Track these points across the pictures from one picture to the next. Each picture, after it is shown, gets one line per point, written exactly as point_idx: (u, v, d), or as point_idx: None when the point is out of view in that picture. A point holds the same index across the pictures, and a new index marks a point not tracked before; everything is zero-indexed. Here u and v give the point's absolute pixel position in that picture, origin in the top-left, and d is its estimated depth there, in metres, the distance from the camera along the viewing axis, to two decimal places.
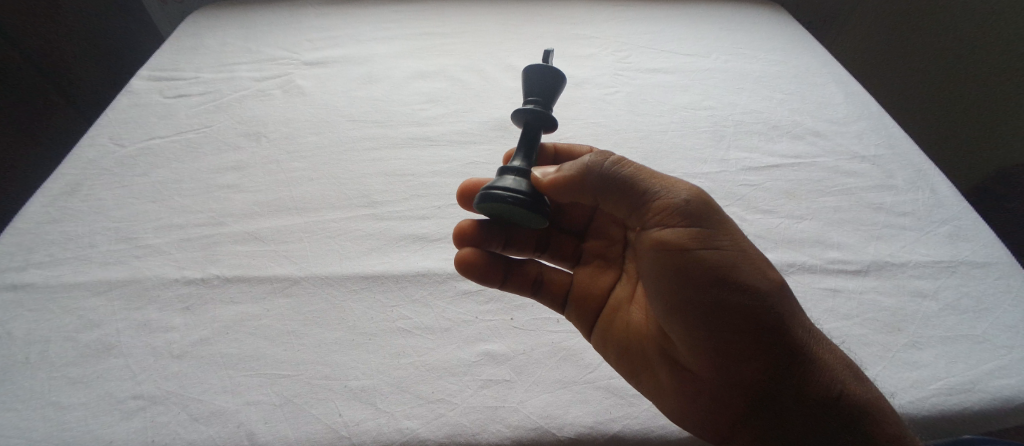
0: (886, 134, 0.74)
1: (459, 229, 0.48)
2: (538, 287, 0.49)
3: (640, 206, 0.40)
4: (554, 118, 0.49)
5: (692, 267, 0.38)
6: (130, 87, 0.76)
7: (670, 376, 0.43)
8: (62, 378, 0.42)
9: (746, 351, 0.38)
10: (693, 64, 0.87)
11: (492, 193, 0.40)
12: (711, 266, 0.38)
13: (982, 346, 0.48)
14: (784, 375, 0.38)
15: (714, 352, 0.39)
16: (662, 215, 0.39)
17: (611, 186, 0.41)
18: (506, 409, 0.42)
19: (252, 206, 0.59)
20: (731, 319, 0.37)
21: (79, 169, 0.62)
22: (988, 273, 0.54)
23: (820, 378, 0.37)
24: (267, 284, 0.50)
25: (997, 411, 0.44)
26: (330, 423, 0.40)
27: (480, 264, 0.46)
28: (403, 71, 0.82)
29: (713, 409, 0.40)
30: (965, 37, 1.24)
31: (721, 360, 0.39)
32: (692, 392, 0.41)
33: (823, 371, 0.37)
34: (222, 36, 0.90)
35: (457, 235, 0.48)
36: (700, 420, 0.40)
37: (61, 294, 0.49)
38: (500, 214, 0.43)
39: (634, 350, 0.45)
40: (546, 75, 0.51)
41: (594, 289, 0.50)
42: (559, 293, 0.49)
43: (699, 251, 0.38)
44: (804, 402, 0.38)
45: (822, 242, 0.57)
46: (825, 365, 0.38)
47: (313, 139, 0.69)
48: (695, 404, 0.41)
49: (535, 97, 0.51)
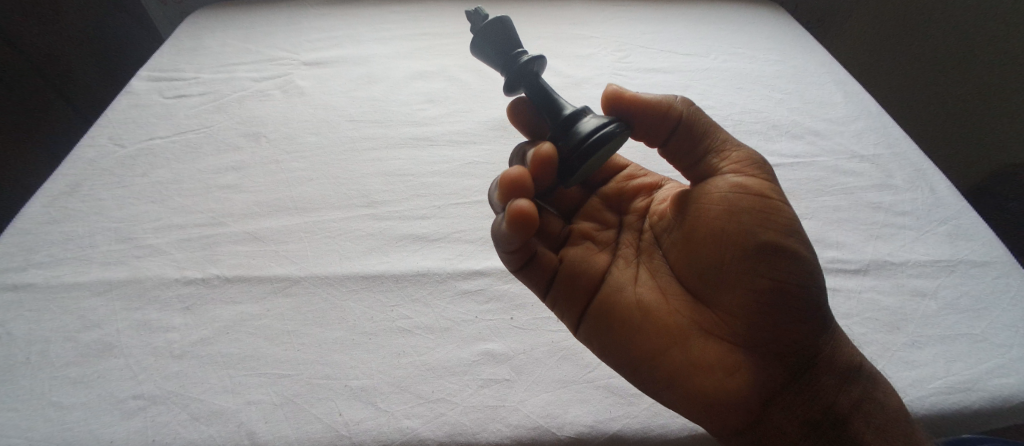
0: (884, 134, 0.74)
1: (515, 187, 0.36)
2: (528, 264, 0.43)
3: (715, 152, 0.41)
4: (543, 55, 0.44)
5: (772, 214, 0.38)
6: (130, 88, 0.76)
7: (707, 346, 0.38)
8: (63, 379, 0.43)
9: (798, 313, 0.37)
10: (692, 64, 0.87)
11: (606, 137, 0.36)
12: (787, 216, 0.38)
13: (982, 344, 0.48)
14: (819, 338, 0.39)
15: (767, 310, 0.37)
16: (740, 164, 0.40)
17: (687, 132, 0.42)
18: (506, 409, 0.42)
19: (253, 205, 0.59)
20: (798, 271, 0.37)
21: (79, 170, 0.62)
22: (987, 272, 0.55)
23: (844, 353, 0.39)
24: (267, 284, 0.50)
25: (994, 409, 0.44)
26: (330, 422, 0.41)
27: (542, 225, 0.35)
28: (402, 71, 0.82)
29: (749, 384, 0.37)
30: (959, 35, 1.25)
31: (773, 319, 0.37)
32: (730, 365, 0.38)
33: (843, 346, 0.40)
34: (222, 36, 0.90)
35: (515, 191, 0.36)
36: (735, 400, 0.37)
37: (62, 294, 0.49)
38: (597, 164, 0.38)
39: (660, 323, 0.39)
40: (500, 35, 0.43)
41: (590, 269, 0.43)
42: (546, 274, 0.43)
43: (773, 199, 0.39)
44: (834, 372, 0.38)
45: (821, 242, 0.57)
46: (842, 341, 0.40)
47: (312, 139, 0.69)
48: (734, 380, 0.37)
49: (506, 49, 0.44)
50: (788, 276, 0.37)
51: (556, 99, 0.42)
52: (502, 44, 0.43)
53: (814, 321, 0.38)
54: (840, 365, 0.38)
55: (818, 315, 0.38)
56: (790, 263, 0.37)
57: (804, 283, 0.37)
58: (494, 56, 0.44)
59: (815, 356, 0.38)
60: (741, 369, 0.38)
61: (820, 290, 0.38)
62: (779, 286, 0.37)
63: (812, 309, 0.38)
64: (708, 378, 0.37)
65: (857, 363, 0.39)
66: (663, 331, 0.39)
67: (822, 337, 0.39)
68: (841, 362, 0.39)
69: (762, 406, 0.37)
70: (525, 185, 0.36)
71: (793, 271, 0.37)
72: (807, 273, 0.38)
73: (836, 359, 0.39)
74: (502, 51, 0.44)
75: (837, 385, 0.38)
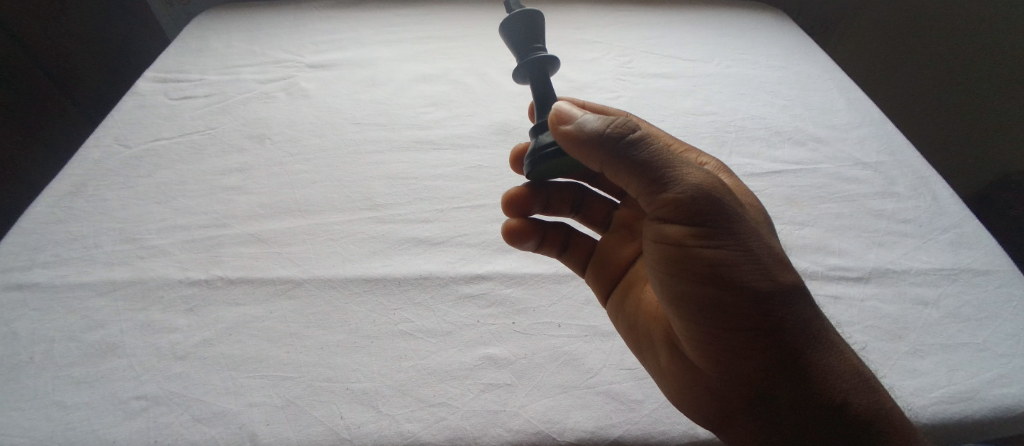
0: (886, 141, 0.74)
1: (512, 199, 0.51)
2: (564, 248, 0.54)
3: (645, 193, 0.38)
4: (553, 56, 0.48)
5: (689, 263, 0.38)
6: (135, 89, 0.77)
7: (674, 358, 0.44)
8: (66, 378, 0.43)
9: (742, 350, 0.38)
10: (695, 70, 0.87)
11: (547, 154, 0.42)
12: (710, 264, 0.37)
13: (984, 354, 0.48)
14: (783, 376, 0.37)
15: (710, 344, 0.39)
16: (662, 210, 0.38)
17: (613, 170, 0.38)
18: (507, 414, 0.42)
19: (256, 207, 0.59)
20: (726, 317, 0.37)
21: (84, 170, 0.63)
22: (989, 281, 0.55)
23: (822, 389, 0.36)
24: (270, 286, 0.51)
25: (995, 419, 0.44)
26: (331, 425, 0.41)
27: (526, 230, 0.51)
28: (405, 75, 0.83)
29: (710, 399, 0.41)
30: (968, 38, 1.24)
31: (721, 353, 0.39)
32: (688, 379, 0.42)
33: (823, 384, 0.36)
34: (227, 38, 0.90)
35: (510, 200, 0.51)
36: (693, 409, 0.41)
37: (65, 294, 0.49)
38: (556, 169, 0.45)
39: (647, 326, 0.47)
40: (531, 29, 0.49)
41: (615, 260, 0.54)
42: (581, 257, 0.54)
43: (692, 249, 0.37)
44: (805, 407, 0.36)
45: (823, 249, 0.57)
46: (827, 378, 0.36)
47: (316, 142, 0.69)
48: (689, 393, 0.42)
49: (526, 45, 0.49)
50: (718, 319, 0.38)
51: (544, 104, 0.47)
52: (529, 36, 0.49)
53: (769, 359, 0.37)
54: (813, 401, 0.36)
55: (772, 354, 0.36)
56: (723, 307, 0.37)
57: (747, 325, 0.37)
58: (518, 46, 0.50)
59: (781, 390, 0.37)
60: (703, 386, 0.41)
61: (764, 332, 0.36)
62: (716, 323, 0.38)
63: (758, 349, 0.37)
64: (668, 385, 0.43)
65: (837, 402, 0.35)
66: (640, 337, 0.47)
67: (784, 375, 0.36)
68: (811, 401, 0.36)
69: (724, 420, 0.40)
70: (521, 197, 0.51)
71: (720, 316, 0.37)
72: (749, 314, 0.36)
73: (808, 398, 0.36)
74: (526, 41, 0.49)
75: (808, 421, 0.36)
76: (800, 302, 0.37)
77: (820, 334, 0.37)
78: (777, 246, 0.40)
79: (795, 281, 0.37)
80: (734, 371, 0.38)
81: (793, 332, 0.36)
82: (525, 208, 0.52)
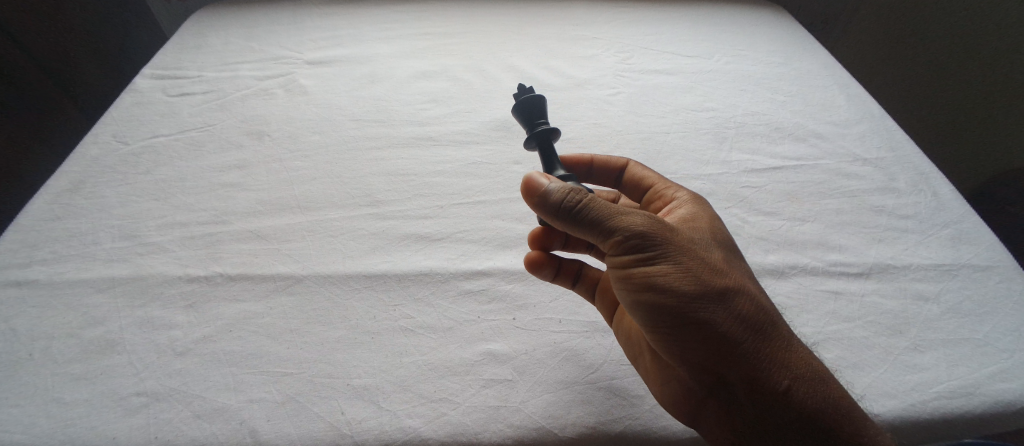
0: (886, 137, 0.74)
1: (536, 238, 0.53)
2: (577, 278, 0.51)
3: (588, 233, 0.40)
4: (553, 130, 0.49)
5: (634, 286, 0.39)
6: (133, 86, 0.76)
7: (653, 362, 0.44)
8: (65, 375, 0.43)
9: (694, 353, 0.38)
10: (695, 66, 0.87)
11: None
12: (649, 282, 0.38)
13: (984, 349, 0.48)
14: (733, 371, 0.37)
15: (667, 350, 0.40)
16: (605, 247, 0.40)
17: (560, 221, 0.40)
18: (507, 410, 0.42)
19: (256, 205, 0.59)
20: (672, 325, 0.38)
21: (81, 168, 0.62)
22: (990, 276, 0.55)
23: (768, 377, 0.36)
24: (269, 283, 0.50)
25: (994, 413, 0.44)
26: (332, 421, 0.41)
27: (541, 261, 0.49)
28: (404, 71, 0.82)
29: (681, 396, 0.41)
30: (959, 37, 1.26)
31: (679, 357, 0.39)
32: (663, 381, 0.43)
33: (767, 371, 0.36)
34: (224, 35, 0.90)
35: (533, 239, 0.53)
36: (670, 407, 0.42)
37: (64, 291, 0.49)
38: None
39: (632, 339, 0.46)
40: (536, 106, 0.51)
41: None
42: (593, 284, 0.51)
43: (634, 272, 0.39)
44: (756, 395, 0.37)
45: (823, 245, 0.57)
46: (770, 365, 0.37)
47: (315, 138, 0.69)
48: (663, 394, 0.42)
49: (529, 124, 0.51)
50: (669, 329, 0.39)
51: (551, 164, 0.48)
52: (535, 111, 0.51)
53: (717, 358, 0.37)
54: (761, 389, 0.36)
55: (717, 352, 0.37)
56: (670, 318, 0.38)
57: (690, 330, 0.38)
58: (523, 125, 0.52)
59: (732, 383, 0.37)
60: (674, 386, 0.42)
61: (707, 334, 0.37)
62: (666, 332, 0.39)
63: (707, 351, 0.37)
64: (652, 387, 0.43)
65: (780, 388, 0.36)
66: (633, 342, 0.46)
67: (732, 370, 0.37)
68: (760, 388, 0.36)
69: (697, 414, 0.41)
70: (541, 236, 0.53)
71: (669, 326, 0.39)
72: (692, 321, 0.37)
73: (757, 388, 0.36)
74: (532, 115, 0.51)
75: (760, 407, 0.37)
76: (736, 299, 0.38)
77: (759, 329, 0.38)
78: (711, 255, 0.41)
79: (729, 283, 0.39)
80: (690, 370, 0.39)
81: (732, 329, 0.37)
82: (543, 245, 0.53)
